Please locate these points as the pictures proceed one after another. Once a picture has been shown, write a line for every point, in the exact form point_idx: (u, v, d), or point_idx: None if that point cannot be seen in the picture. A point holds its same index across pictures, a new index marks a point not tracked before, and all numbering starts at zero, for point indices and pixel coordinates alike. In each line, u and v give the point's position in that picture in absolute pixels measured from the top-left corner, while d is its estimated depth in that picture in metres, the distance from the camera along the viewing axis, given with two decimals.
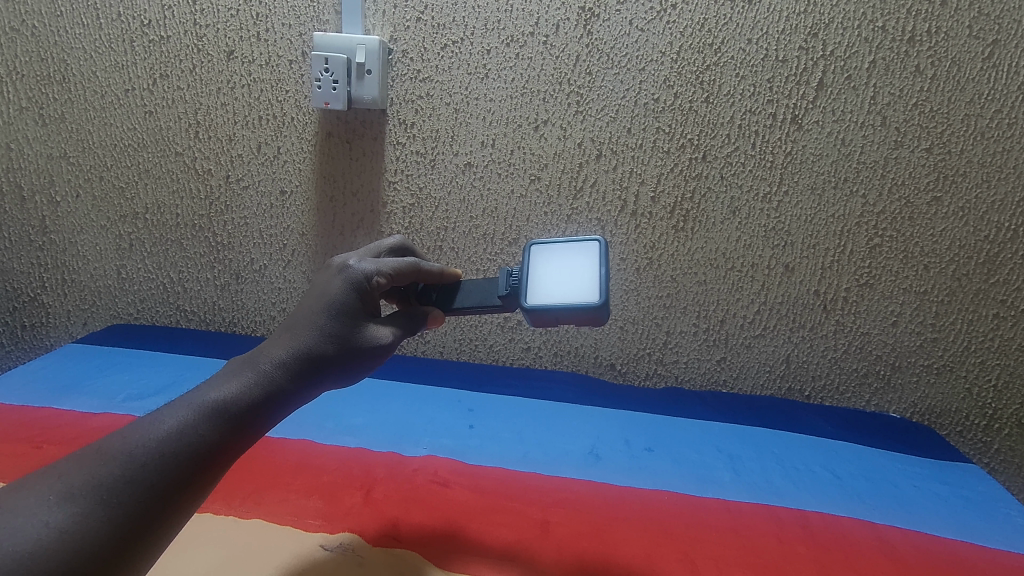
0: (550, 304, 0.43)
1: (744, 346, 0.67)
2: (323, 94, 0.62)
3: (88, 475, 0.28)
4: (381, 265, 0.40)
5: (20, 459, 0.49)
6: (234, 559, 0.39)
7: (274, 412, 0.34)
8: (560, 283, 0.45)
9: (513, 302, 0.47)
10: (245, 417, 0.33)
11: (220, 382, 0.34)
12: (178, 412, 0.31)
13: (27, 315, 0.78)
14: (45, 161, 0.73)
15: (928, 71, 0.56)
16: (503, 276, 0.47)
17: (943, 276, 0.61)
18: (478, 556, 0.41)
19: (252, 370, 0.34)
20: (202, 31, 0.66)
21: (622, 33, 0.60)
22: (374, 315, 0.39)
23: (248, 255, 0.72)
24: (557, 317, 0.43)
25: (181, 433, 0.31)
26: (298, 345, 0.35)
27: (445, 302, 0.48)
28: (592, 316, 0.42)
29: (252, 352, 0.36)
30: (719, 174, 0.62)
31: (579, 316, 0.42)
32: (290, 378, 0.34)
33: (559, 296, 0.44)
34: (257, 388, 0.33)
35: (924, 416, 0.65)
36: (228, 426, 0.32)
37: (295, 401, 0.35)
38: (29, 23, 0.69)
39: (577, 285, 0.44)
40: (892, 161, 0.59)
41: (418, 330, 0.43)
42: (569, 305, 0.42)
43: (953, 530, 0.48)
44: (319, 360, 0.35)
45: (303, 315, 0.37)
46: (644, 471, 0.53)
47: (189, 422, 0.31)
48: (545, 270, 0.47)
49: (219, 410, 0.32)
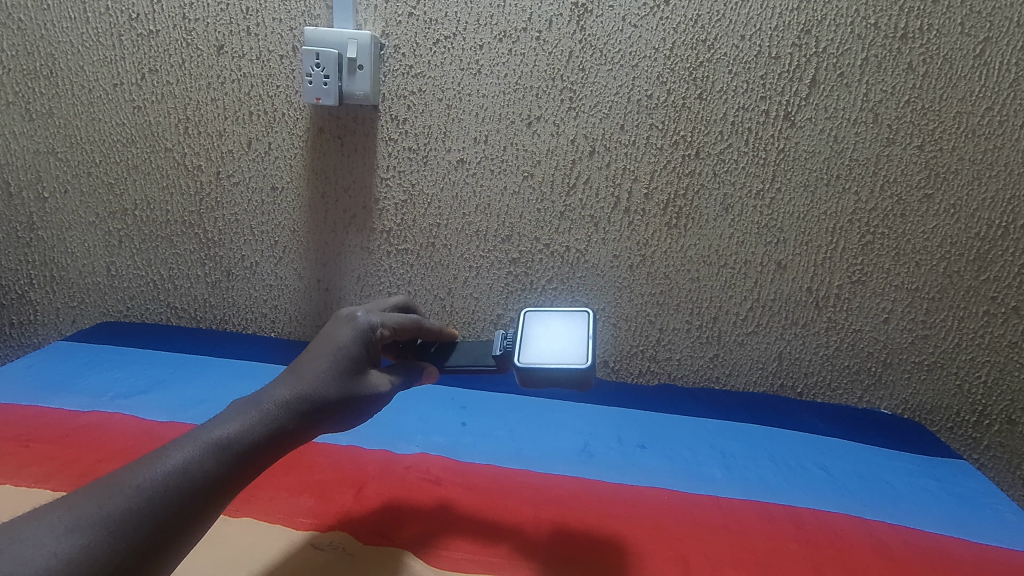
0: (541, 364, 0.45)
1: (737, 343, 0.67)
2: (315, 90, 0.62)
3: (95, 506, 0.28)
4: (386, 317, 0.43)
5: (7, 458, 0.48)
6: (225, 558, 0.39)
7: (274, 451, 0.35)
8: (550, 346, 0.47)
9: (507, 362, 0.49)
10: (247, 456, 0.33)
11: (224, 419, 0.34)
12: (184, 448, 0.32)
13: (16, 312, 0.77)
14: (33, 156, 0.72)
15: (921, 68, 0.56)
16: (499, 338, 0.50)
17: (935, 274, 0.61)
18: (469, 555, 0.41)
19: (255, 409, 0.35)
20: (192, 26, 0.66)
21: (616, 28, 0.60)
22: (374, 365, 0.41)
23: (239, 252, 0.71)
24: (546, 377, 0.44)
25: (185, 468, 0.31)
26: (303, 389, 0.36)
27: (441, 357, 0.50)
28: (578, 380, 0.44)
29: (256, 393, 0.37)
30: (713, 171, 0.62)
31: (564, 376, 0.44)
32: (293, 420, 0.35)
33: (548, 356, 0.46)
34: (260, 428, 0.34)
35: (915, 412, 0.65)
36: (231, 464, 0.32)
37: (294, 442, 0.36)
38: (15, 16, 0.68)
39: (567, 350, 0.46)
40: (884, 159, 0.59)
41: (413, 382, 0.44)
42: (559, 368, 0.44)
43: (945, 526, 0.48)
44: (321, 405, 0.36)
45: (308, 359, 0.38)
46: (637, 469, 0.53)
47: (195, 458, 0.31)
48: (540, 332, 0.49)
49: (223, 447, 0.33)
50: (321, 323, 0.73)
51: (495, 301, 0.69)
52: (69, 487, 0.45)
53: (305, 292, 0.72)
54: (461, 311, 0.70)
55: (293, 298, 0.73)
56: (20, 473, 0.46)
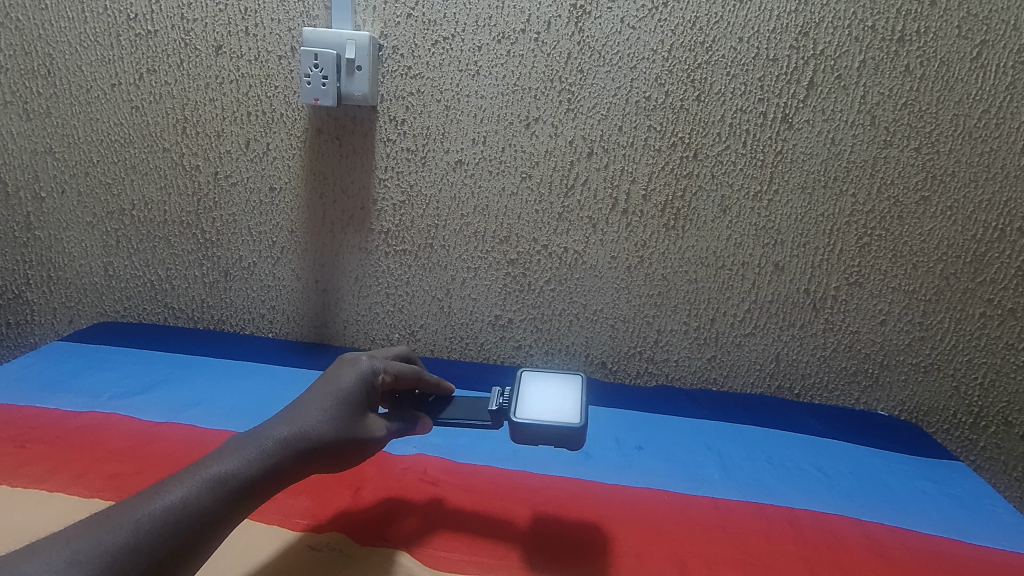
0: (540, 421, 0.44)
1: (734, 344, 0.67)
2: (313, 90, 0.62)
3: (95, 540, 0.29)
4: (387, 364, 0.44)
5: (3, 459, 0.48)
6: (222, 560, 0.38)
7: (269, 488, 0.35)
8: (546, 404, 0.47)
9: (502, 418, 0.47)
10: (243, 491, 0.33)
11: (223, 455, 0.34)
12: (184, 483, 0.32)
13: (13, 312, 0.77)
14: (30, 156, 0.72)
15: (918, 71, 0.57)
16: (496, 394, 0.49)
17: (932, 276, 0.61)
18: (467, 557, 0.41)
19: (254, 446, 0.35)
20: (190, 26, 0.65)
21: (614, 30, 0.60)
22: (373, 409, 0.42)
23: (237, 252, 0.71)
24: (548, 435, 0.44)
25: (185, 503, 0.31)
26: (302, 427, 0.37)
27: (435, 411, 0.49)
28: (572, 436, 0.44)
29: (254, 430, 0.37)
30: (711, 173, 0.62)
31: (575, 436, 0.44)
32: (290, 458, 0.35)
33: (550, 414, 0.45)
34: (258, 464, 0.34)
35: (912, 414, 0.65)
36: (228, 499, 0.33)
37: (289, 480, 0.36)
38: (13, 16, 0.68)
39: (562, 410, 0.46)
40: (881, 161, 0.59)
41: (410, 428, 0.44)
42: (556, 424, 0.44)
43: (942, 527, 0.48)
44: (320, 445, 0.37)
45: (309, 400, 0.39)
46: (634, 469, 0.53)
47: (193, 494, 0.32)
48: (535, 391, 0.49)
49: (221, 482, 0.33)
50: (319, 323, 0.73)
51: (493, 302, 0.69)
52: (64, 488, 0.45)
53: (303, 292, 0.72)
54: (459, 312, 0.70)
55: (290, 299, 0.73)
56: (14, 475, 0.46)
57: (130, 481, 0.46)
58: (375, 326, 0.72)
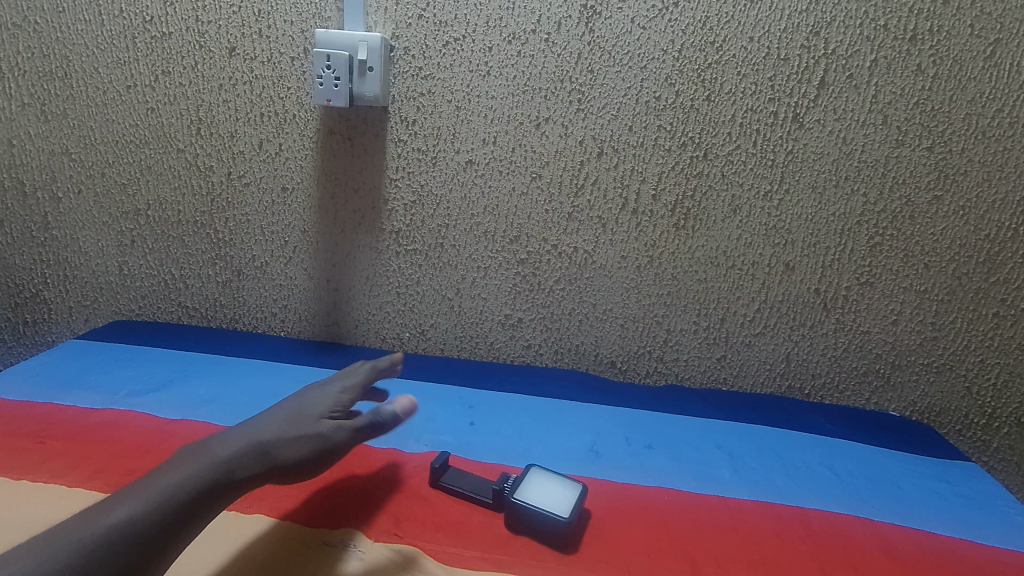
0: (531, 507, 0.43)
1: (744, 344, 0.67)
2: (325, 91, 0.62)
3: (38, 560, 0.29)
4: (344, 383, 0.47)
5: (22, 455, 0.49)
6: (240, 555, 0.39)
7: (217, 500, 0.36)
8: (549, 491, 0.45)
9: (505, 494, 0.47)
10: (191, 505, 0.35)
11: (172, 469, 0.36)
12: (132, 501, 0.33)
13: (29, 311, 0.78)
14: (47, 157, 0.72)
15: (930, 70, 0.56)
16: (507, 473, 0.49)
17: (944, 275, 0.61)
18: (479, 554, 0.41)
19: (203, 459, 0.37)
20: (205, 28, 0.66)
21: (624, 31, 0.60)
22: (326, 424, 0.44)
23: (250, 252, 0.72)
24: (536, 524, 0.43)
25: (133, 520, 0.32)
26: (252, 441, 0.39)
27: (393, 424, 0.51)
28: (558, 533, 0.42)
29: (204, 444, 0.39)
30: (721, 172, 0.62)
31: (563, 534, 0.42)
32: (239, 470, 0.38)
33: (548, 504, 0.44)
34: (206, 475, 0.36)
35: (923, 414, 0.65)
36: (176, 513, 0.34)
37: (236, 492, 0.38)
38: (31, 18, 0.68)
39: (561, 500, 0.44)
40: (893, 160, 0.59)
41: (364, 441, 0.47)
42: (546, 515, 0.42)
43: (954, 528, 0.48)
44: (269, 457, 0.39)
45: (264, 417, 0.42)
46: (643, 468, 0.53)
47: (140, 511, 0.33)
48: (548, 475, 0.47)
49: (170, 498, 0.34)
50: (331, 321, 0.74)
51: (503, 301, 0.70)
52: (84, 483, 0.46)
53: (314, 291, 0.73)
54: (469, 311, 0.71)
55: (302, 298, 0.73)
56: (33, 470, 0.47)
57: None
58: (386, 325, 0.73)
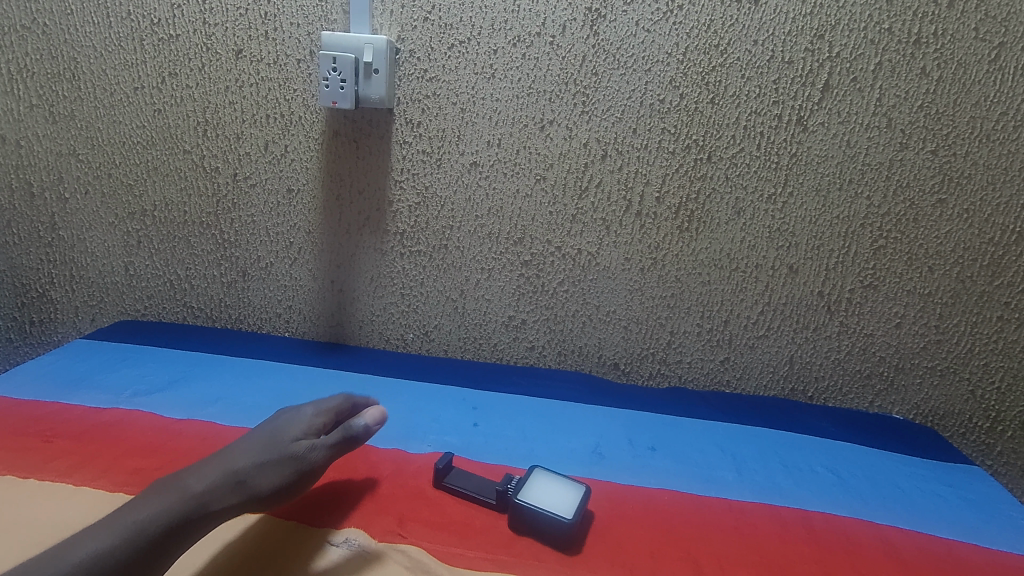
0: (534, 507, 0.43)
1: (748, 346, 0.67)
2: (332, 93, 0.62)
3: None
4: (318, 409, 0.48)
5: (29, 454, 0.49)
6: (245, 554, 0.39)
7: (190, 533, 0.37)
8: (551, 491, 0.46)
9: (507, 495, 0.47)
10: (163, 539, 0.35)
11: (142, 503, 0.36)
12: (101, 536, 0.34)
13: (36, 310, 0.79)
14: (55, 157, 0.73)
15: (934, 73, 0.57)
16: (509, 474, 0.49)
17: (948, 278, 0.61)
18: (482, 553, 0.41)
19: (173, 493, 0.37)
20: (211, 30, 0.67)
21: (628, 33, 0.60)
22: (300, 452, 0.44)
23: (255, 253, 0.73)
24: (539, 524, 0.43)
25: (101, 556, 0.33)
26: (225, 473, 0.40)
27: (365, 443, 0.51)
28: (561, 534, 0.42)
29: (176, 476, 0.39)
30: (725, 175, 0.62)
31: (565, 535, 0.42)
32: (212, 503, 0.38)
33: (550, 504, 0.44)
34: (176, 510, 0.36)
35: (927, 417, 0.65)
36: (147, 548, 0.34)
37: (209, 523, 0.38)
38: (39, 21, 0.69)
39: (563, 501, 0.44)
40: (897, 163, 0.59)
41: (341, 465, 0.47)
42: (549, 515, 0.43)
43: (957, 531, 0.48)
44: (240, 489, 0.40)
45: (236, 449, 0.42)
46: (647, 470, 0.53)
47: (110, 546, 0.33)
48: (550, 475, 0.48)
49: (140, 531, 0.35)
50: (335, 322, 0.74)
51: (506, 303, 0.70)
52: (91, 481, 0.46)
53: (319, 292, 0.73)
54: (473, 312, 0.71)
55: (307, 298, 0.74)
56: (40, 469, 0.47)
57: (153, 475, 0.47)
58: (390, 326, 0.73)
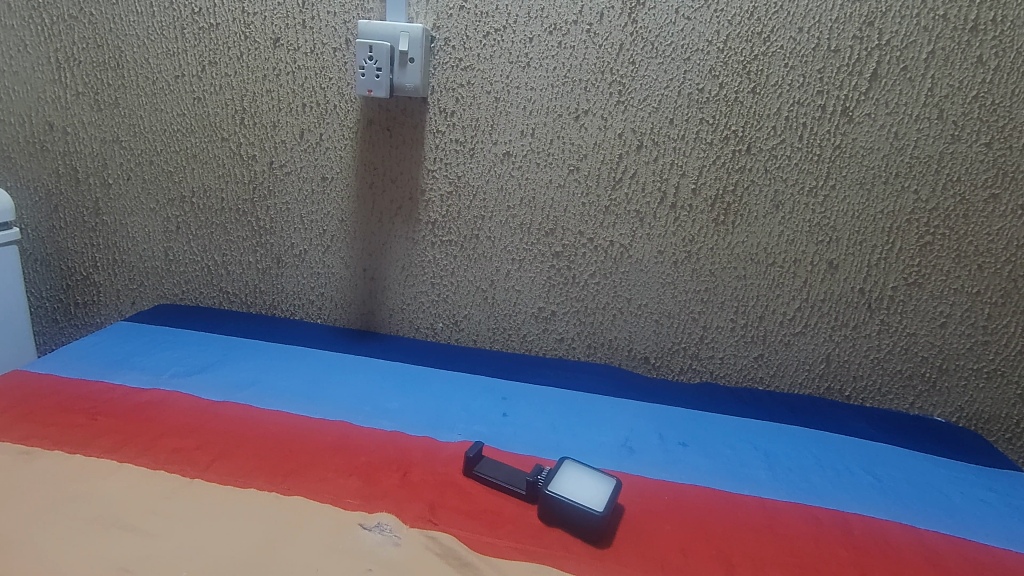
0: (566, 500, 0.43)
1: (783, 343, 0.65)
2: (367, 82, 0.62)
3: None
4: None
5: (76, 430, 0.51)
6: (280, 535, 0.40)
7: None
8: (580, 484, 0.45)
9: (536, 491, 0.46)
10: None
11: None
12: None
13: (80, 293, 0.81)
14: (100, 144, 0.75)
15: (992, 62, 0.54)
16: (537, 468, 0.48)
17: (998, 277, 0.59)
18: (512, 542, 0.42)
19: None
20: (250, 19, 0.68)
21: (668, 21, 0.59)
22: None
23: (290, 240, 0.74)
24: (571, 518, 0.43)
25: None
26: None
27: None
28: (593, 527, 0.42)
29: None
30: (764, 167, 0.60)
31: (597, 529, 0.42)
32: None
33: (581, 497, 0.44)
34: None
35: (971, 421, 0.63)
36: None
37: None
38: (86, 10, 0.71)
39: (592, 494, 0.44)
40: (948, 156, 0.57)
41: None
42: (581, 508, 0.42)
43: (1002, 538, 0.46)
44: None
45: None
46: (678, 467, 0.52)
47: None
48: (576, 470, 0.47)
49: None
50: (366, 310, 0.75)
51: (537, 294, 0.69)
52: (133, 458, 0.47)
53: (351, 280, 0.74)
54: (503, 303, 0.71)
55: (339, 286, 0.75)
56: (85, 445, 0.49)
57: (192, 455, 0.48)
58: (420, 315, 0.74)
